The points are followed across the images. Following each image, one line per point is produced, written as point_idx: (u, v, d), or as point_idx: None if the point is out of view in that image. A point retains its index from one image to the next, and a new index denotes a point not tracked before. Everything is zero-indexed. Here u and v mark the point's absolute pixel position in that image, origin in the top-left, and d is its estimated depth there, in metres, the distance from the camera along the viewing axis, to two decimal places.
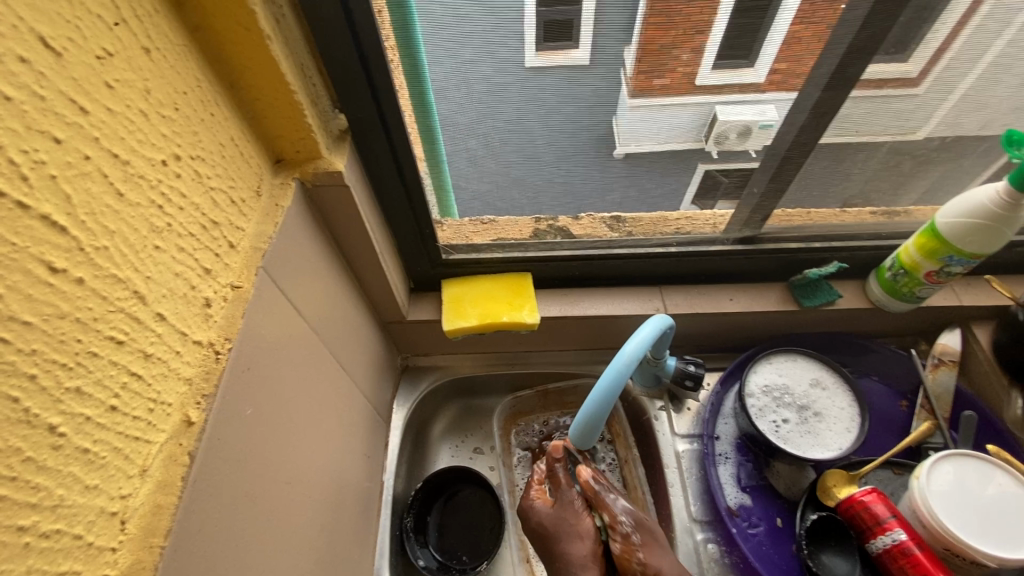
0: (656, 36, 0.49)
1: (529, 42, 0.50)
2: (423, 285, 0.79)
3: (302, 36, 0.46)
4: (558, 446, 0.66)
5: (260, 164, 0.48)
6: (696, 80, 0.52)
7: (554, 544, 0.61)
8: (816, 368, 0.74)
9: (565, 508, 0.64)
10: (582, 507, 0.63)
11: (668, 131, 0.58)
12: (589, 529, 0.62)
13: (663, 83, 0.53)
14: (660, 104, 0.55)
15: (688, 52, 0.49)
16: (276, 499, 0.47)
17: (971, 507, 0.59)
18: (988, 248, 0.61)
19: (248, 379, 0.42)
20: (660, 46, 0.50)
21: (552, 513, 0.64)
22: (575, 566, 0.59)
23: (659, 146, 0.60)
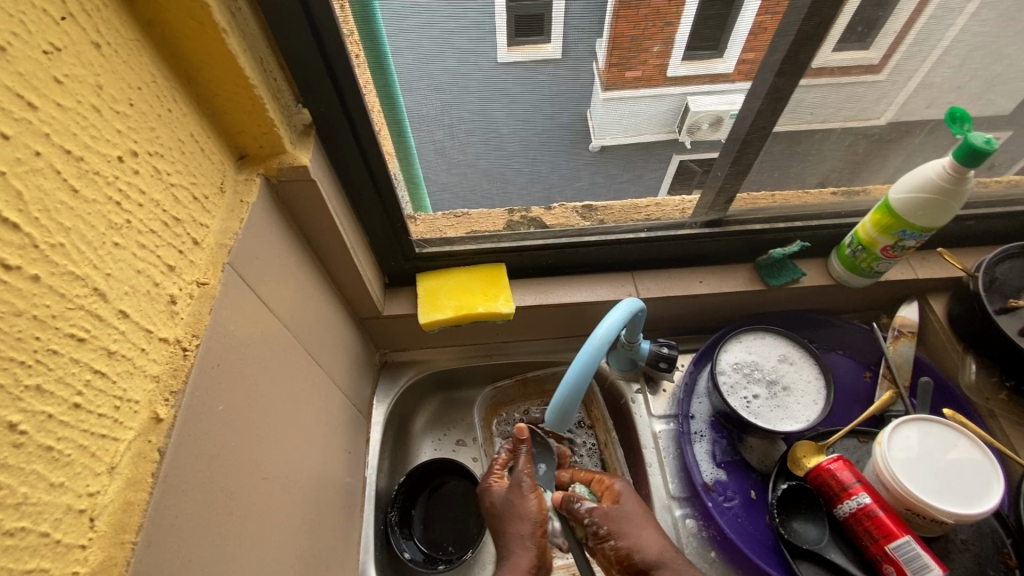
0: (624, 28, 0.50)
1: (500, 35, 0.50)
2: (398, 279, 0.79)
3: (260, 29, 0.45)
4: (524, 427, 0.68)
5: (222, 159, 0.47)
6: (667, 72, 0.53)
7: (500, 524, 0.63)
8: (783, 345, 0.76)
9: (515, 490, 0.65)
10: (529, 489, 0.64)
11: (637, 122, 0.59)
12: (533, 511, 0.63)
13: (635, 76, 0.54)
14: (632, 96, 0.56)
15: (659, 44, 0.51)
16: (254, 495, 0.47)
17: (931, 469, 0.62)
18: (939, 221, 0.64)
19: (218, 375, 0.42)
20: (630, 37, 0.51)
21: (504, 496, 0.65)
22: (513, 544, 0.61)
23: (634, 138, 0.62)
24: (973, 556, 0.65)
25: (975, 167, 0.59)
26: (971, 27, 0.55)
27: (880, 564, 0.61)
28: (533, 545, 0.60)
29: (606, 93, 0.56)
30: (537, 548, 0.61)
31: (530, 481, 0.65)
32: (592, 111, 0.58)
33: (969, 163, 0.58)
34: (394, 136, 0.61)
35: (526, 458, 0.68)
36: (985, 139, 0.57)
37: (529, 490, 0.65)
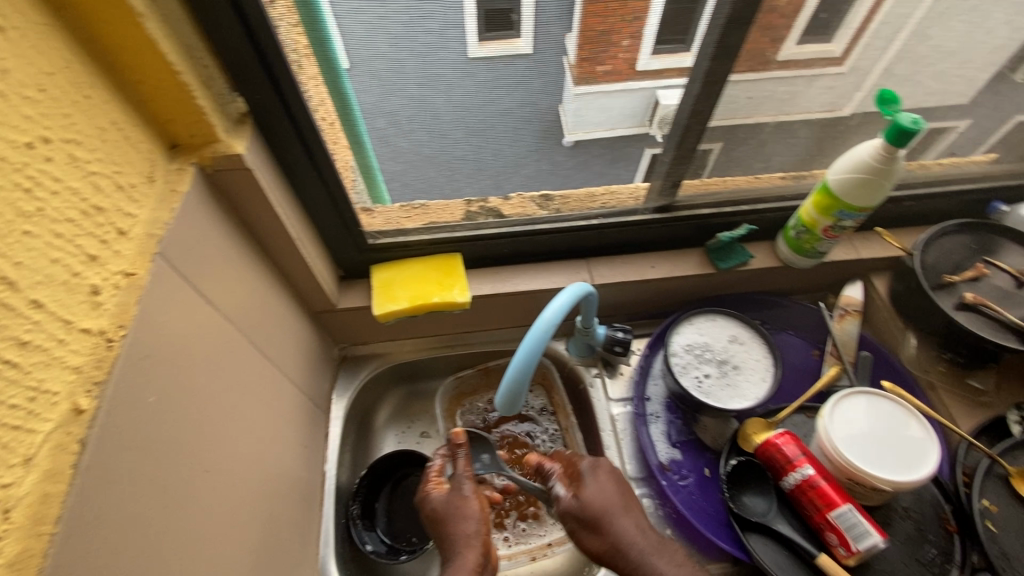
0: (594, 21, 0.53)
1: (470, 32, 0.53)
2: (353, 272, 0.79)
3: (185, 15, 0.45)
4: (460, 432, 0.68)
5: (151, 149, 0.46)
6: (637, 66, 0.58)
7: (443, 528, 0.62)
8: (733, 326, 0.79)
9: (455, 493, 0.65)
10: (471, 490, 0.65)
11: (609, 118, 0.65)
12: (476, 510, 0.63)
13: (604, 70, 0.58)
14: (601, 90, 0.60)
15: (628, 38, 0.55)
16: (195, 488, 0.46)
17: (871, 440, 0.64)
18: (873, 202, 0.66)
19: (148, 367, 0.41)
20: (598, 33, 0.54)
21: (444, 500, 0.65)
22: (458, 545, 0.60)
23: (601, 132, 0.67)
24: (914, 522, 0.64)
25: (904, 147, 0.61)
26: (902, 8, 0.57)
27: (823, 532, 0.63)
28: (478, 543, 0.60)
29: (578, 88, 0.59)
30: (482, 546, 0.60)
31: (470, 483, 0.66)
32: (565, 106, 0.62)
33: (899, 143, 0.60)
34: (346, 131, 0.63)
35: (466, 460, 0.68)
36: (912, 119, 0.58)
37: (470, 491, 0.65)
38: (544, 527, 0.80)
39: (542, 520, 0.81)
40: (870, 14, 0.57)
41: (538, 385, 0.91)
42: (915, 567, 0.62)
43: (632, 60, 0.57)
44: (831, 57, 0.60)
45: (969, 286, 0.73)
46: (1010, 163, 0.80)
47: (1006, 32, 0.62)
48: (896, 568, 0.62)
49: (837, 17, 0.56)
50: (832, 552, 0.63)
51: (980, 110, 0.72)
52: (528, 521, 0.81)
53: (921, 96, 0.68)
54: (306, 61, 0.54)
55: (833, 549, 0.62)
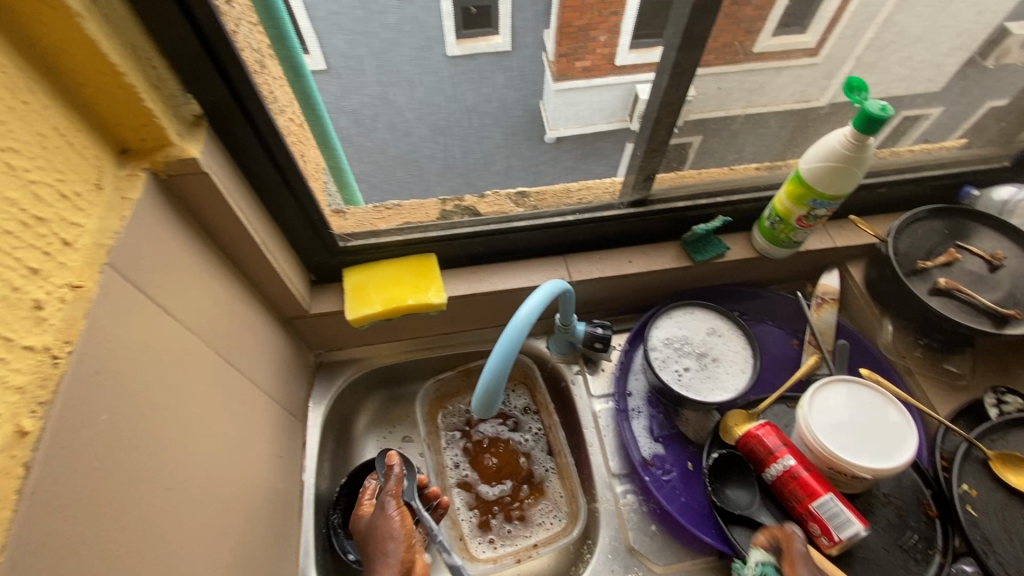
0: (574, 18, 0.55)
1: None
2: (325, 277, 0.77)
3: (127, 14, 0.43)
4: (393, 456, 0.67)
5: (97, 154, 0.44)
6: (616, 60, 0.64)
7: (369, 550, 0.62)
8: (712, 318, 0.78)
9: (380, 513, 0.64)
10: (393, 508, 0.63)
11: (588, 112, 0.73)
12: (395, 529, 0.61)
13: (584, 67, 0.58)
14: (581, 85, 0.60)
15: None
16: (155, 507, 0.44)
17: (848, 429, 0.64)
18: (845, 189, 0.66)
19: (100, 383, 0.39)
20: None
21: (370, 520, 0.64)
22: (377, 565, 0.59)
23: (582, 128, 0.76)
24: (895, 508, 0.64)
25: (874, 134, 0.61)
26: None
27: (806, 522, 0.63)
28: (396, 563, 0.58)
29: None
30: (403, 565, 0.59)
31: (395, 501, 0.64)
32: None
33: (868, 130, 0.60)
34: (316, 135, 0.63)
35: (395, 479, 0.66)
36: (880, 106, 0.58)
37: (394, 509, 0.63)
38: (529, 528, 0.79)
39: (527, 521, 0.80)
40: (843, 5, 0.58)
41: (520, 384, 0.90)
42: (897, 553, 0.62)
43: None
44: (806, 48, 0.62)
45: (942, 271, 0.73)
46: (978, 148, 0.81)
47: (969, 16, 0.63)
48: (878, 555, 0.62)
49: (812, 7, 0.58)
50: (815, 542, 0.62)
51: (947, 97, 0.73)
52: (514, 522, 0.80)
53: (888, 83, 0.68)
54: (269, 63, 0.54)
55: (816, 539, 0.62)
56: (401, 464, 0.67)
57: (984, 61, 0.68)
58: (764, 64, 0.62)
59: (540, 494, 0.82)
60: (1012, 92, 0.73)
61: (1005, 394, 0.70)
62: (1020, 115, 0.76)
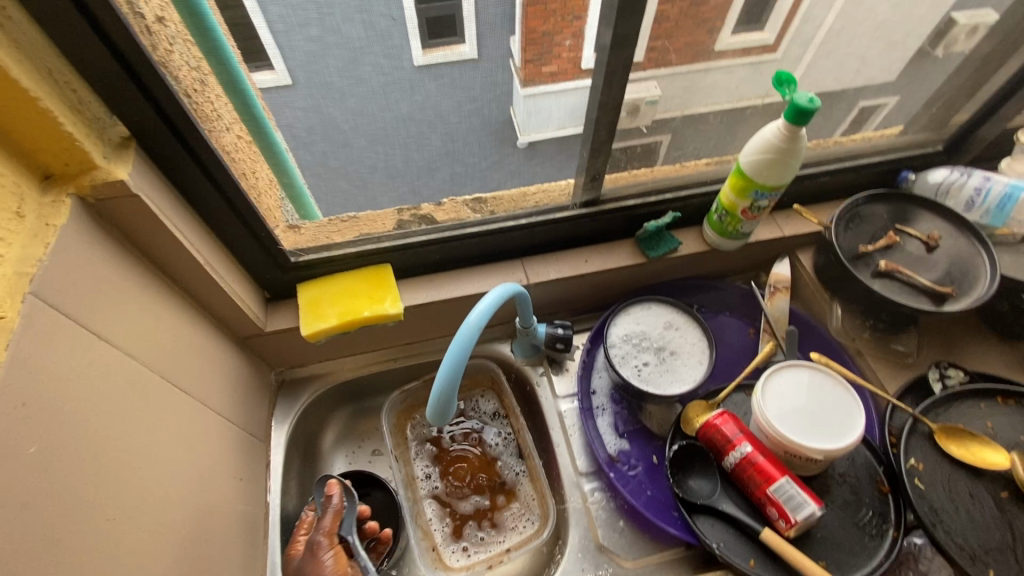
0: (536, 23, 0.55)
1: (415, 38, 0.54)
2: (280, 293, 0.76)
3: (39, 40, 0.42)
4: (332, 483, 0.67)
5: (17, 181, 0.43)
6: (581, 64, 0.60)
7: None
8: (669, 312, 0.80)
9: (310, 552, 0.64)
10: (325, 549, 0.63)
11: (558, 116, 0.67)
12: (326, 570, 0.62)
13: (550, 71, 0.60)
14: (548, 90, 0.62)
15: (569, 38, 0.58)
16: (92, 541, 0.43)
17: (801, 413, 0.65)
18: (783, 180, 0.68)
19: (25, 416, 0.38)
20: (541, 34, 0.56)
21: (300, 561, 0.64)
22: None
23: (549, 132, 0.69)
24: (850, 486, 0.66)
25: (805, 125, 0.62)
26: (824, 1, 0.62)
27: (764, 506, 0.64)
28: None
29: (527, 88, 0.61)
30: None
31: (329, 540, 0.64)
32: (516, 108, 0.64)
33: (800, 122, 0.62)
34: (265, 151, 0.63)
35: (332, 515, 0.66)
36: (808, 98, 0.60)
37: (325, 550, 0.63)
38: (502, 533, 0.79)
39: (499, 527, 0.80)
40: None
41: (488, 389, 0.90)
42: (853, 531, 0.64)
43: (576, 60, 0.60)
44: (765, 44, 0.65)
45: (883, 254, 0.76)
46: (911, 134, 0.84)
47: (886, 9, 0.65)
48: (835, 533, 0.64)
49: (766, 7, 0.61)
50: (774, 526, 0.64)
51: (876, 86, 0.75)
52: (487, 529, 0.80)
53: (818, 76, 0.70)
54: (210, 80, 0.54)
55: (775, 523, 0.63)
56: (340, 496, 0.67)
57: (932, 49, 0.72)
58: (714, 63, 0.65)
59: (512, 498, 0.82)
60: (936, 80, 0.76)
61: (948, 367, 0.72)
62: (947, 101, 0.80)
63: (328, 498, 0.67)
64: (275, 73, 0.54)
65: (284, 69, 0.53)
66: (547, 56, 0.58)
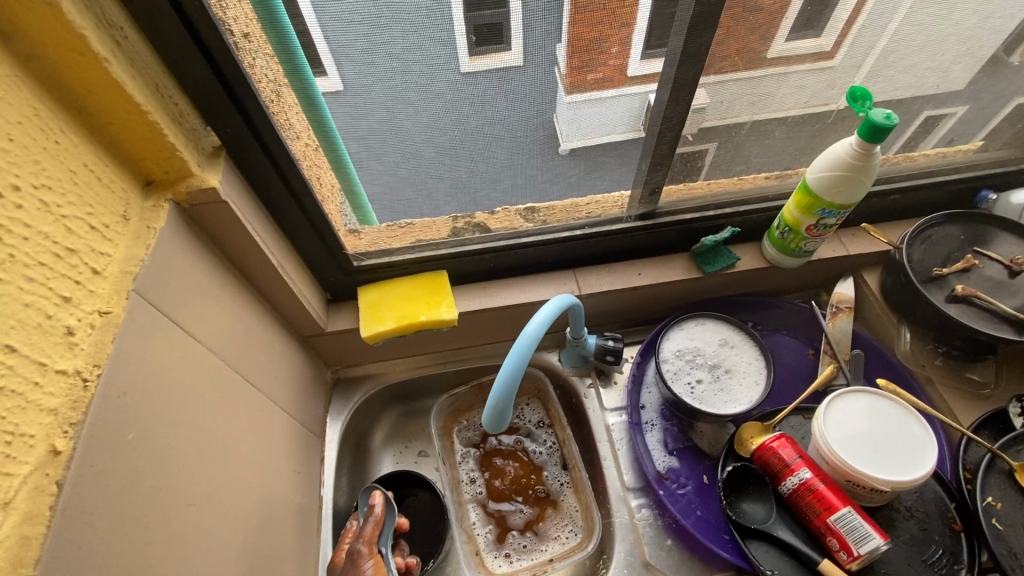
0: (583, 31, 0.53)
1: (462, 48, 0.54)
2: (340, 295, 0.79)
3: (149, 56, 0.45)
4: (378, 495, 0.66)
5: (125, 187, 0.47)
6: (627, 71, 0.58)
7: None
8: (724, 329, 0.78)
9: (351, 563, 0.60)
10: (366, 559, 0.60)
11: (605, 123, 0.64)
12: None
13: (596, 78, 0.58)
14: (597, 96, 0.60)
15: (616, 45, 0.55)
16: (178, 522, 0.46)
17: (866, 441, 0.63)
18: (854, 198, 0.66)
19: (127, 405, 0.42)
20: (589, 41, 0.54)
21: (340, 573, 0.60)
22: None
23: (596, 139, 0.66)
24: (918, 522, 0.63)
25: (880, 143, 0.60)
26: (884, 7, 0.58)
27: (824, 536, 0.62)
28: None
29: (570, 96, 0.60)
30: None
31: (369, 548, 0.61)
32: (558, 115, 0.63)
33: (874, 140, 0.60)
34: (333, 160, 0.65)
35: (373, 524, 0.63)
36: (885, 114, 0.58)
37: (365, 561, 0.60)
38: (545, 542, 0.79)
39: (542, 536, 0.80)
40: (856, 8, 0.57)
41: (534, 398, 0.90)
42: (920, 568, 0.61)
43: (623, 67, 0.57)
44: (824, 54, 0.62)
45: (959, 278, 0.72)
46: (993, 151, 0.79)
47: (974, 23, 0.62)
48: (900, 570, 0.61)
49: (826, 11, 0.57)
50: (834, 557, 0.61)
51: (962, 98, 0.71)
52: (529, 537, 0.80)
53: (891, 91, 0.68)
54: (284, 91, 0.56)
55: (834, 554, 0.61)
56: (382, 506, 0.65)
57: (1009, 57, 0.67)
58: (769, 69, 0.62)
59: (555, 508, 0.82)
60: None
61: None
62: None
63: (371, 510, 0.65)
64: (328, 79, 0.55)
65: (335, 72, 0.54)
66: (594, 63, 0.56)
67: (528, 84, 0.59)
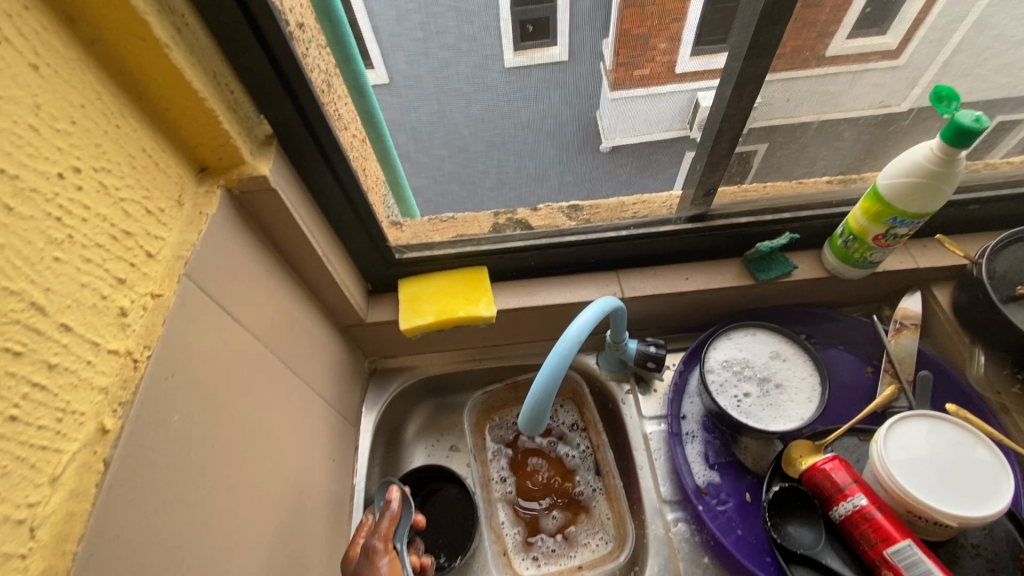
0: (630, 27, 0.51)
1: (508, 43, 0.53)
2: (381, 287, 0.79)
3: (208, 44, 0.46)
4: (393, 488, 0.61)
5: (180, 173, 0.48)
6: (675, 68, 0.55)
7: None
8: (776, 341, 0.74)
9: (365, 560, 0.57)
10: (382, 558, 0.56)
11: (649, 122, 0.61)
12: None
13: (642, 74, 0.55)
14: (641, 95, 0.57)
15: (665, 41, 0.52)
16: (217, 504, 0.47)
17: (932, 470, 0.58)
18: (930, 208, 0.61)
19: (174, 387, 0.42)
20: (637, 37, 0.52)
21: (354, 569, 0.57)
22: None
23: (638, 137, 0.64)
24: (985, 561, 0.58)
25: (966, 147, 0.56)
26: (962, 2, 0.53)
27: (878, 569, 0.57)
28: None
29: (614, 92, 0.57)
30: None
31: (384, 545, 0.57)
32: (602, 111, 0.60)
33: (959, 143, 0.55)
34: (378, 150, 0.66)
35: (390, 519, 0.59)
36: (974, 117, 0.54)
37: (380, 560, 0.56)
38: (574, 549, 0.77)
39: (572, 541, 0.78)
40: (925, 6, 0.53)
41: (569, 400, 0.88)
42: None
43: (671, 64, 0.54)
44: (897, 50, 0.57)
45: None
46: None
47: None
48: None
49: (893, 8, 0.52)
50: None
51: None
52: (558, 541, 0.78)
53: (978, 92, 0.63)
54: (336, 82, 0.57)
55: None
56: (398, 501, 0.61)
57: None
58: (837, 68, 0.57)
59: (586, 515, 0.80)
60: None
61: None
62: None
63: (386, 504, 0.60)
64: (376, 71, 0.56)
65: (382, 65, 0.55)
66: (640, 59, 0.53)
67: (583, 76, 0.56)
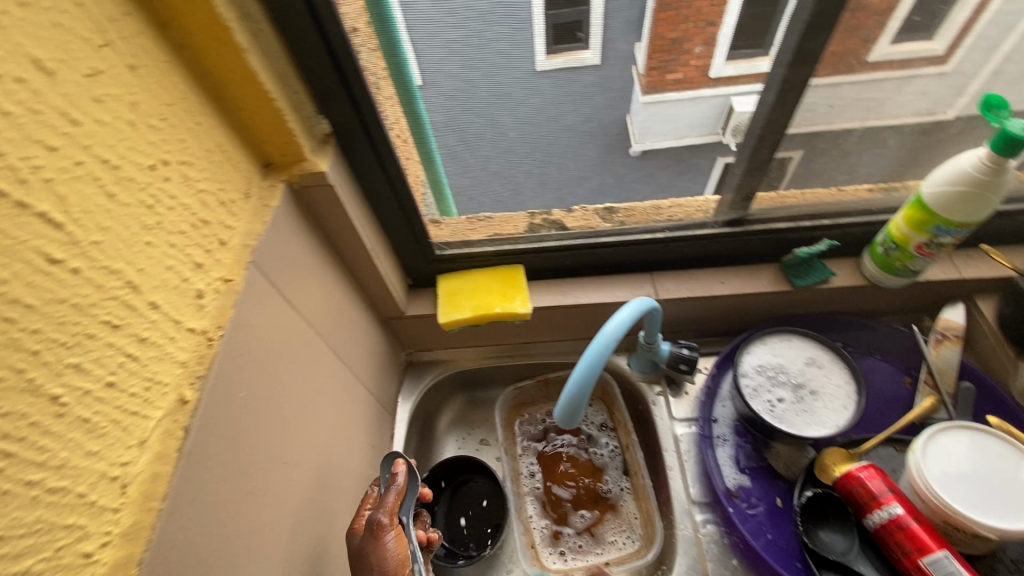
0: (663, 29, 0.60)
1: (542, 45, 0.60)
2: (421, 282, 0.82)
3: (279, 48, 0.49)
4: (399, 462, 0.60)
5: (251, 167, 0.51)
6: (708, 72, 0.64)
7: None
8: (812, 348, 0.74)
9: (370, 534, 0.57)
10: (388, 533, 0.56)
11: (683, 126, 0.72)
12: (392, 556, 0.55)
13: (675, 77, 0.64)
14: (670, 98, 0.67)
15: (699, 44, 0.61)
16: (269, 477, 0.50)
17: (971, 481, 0.57)
18: (975, 216, 0.61)
19: (239, 365, 0.46)
20: None
21: (359, 542, 0.57)
22: None
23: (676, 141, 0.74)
24: None
25: (1015, 156, 0.55)
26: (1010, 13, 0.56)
27: None
28: None
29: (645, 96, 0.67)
30: None
31: (391, 519, 0.57)
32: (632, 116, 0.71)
33: (1008, 152, 0.55)
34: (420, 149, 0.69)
35: (396, 494, 0.59)
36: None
37: (387, 535, 0.56)
38: (602, 545, 0.79)
39: (599, 538, 0.79)
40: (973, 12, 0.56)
41: (598, 400, 0.89)
42: None
43: (705, 68, 0.64)
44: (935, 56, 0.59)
45: None
46: None
47: None
48: None
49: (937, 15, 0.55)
50: None
51: None
52: (584, 538, 0.80)
53: None
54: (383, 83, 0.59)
55: None
56: (404, 476, 0.60)
57: None
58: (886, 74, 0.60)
59: (614, 513, 0.81)
60: None
61: None
62: None
63: (392, 477, 0.60)
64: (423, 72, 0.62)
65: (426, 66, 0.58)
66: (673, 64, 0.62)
67: None
